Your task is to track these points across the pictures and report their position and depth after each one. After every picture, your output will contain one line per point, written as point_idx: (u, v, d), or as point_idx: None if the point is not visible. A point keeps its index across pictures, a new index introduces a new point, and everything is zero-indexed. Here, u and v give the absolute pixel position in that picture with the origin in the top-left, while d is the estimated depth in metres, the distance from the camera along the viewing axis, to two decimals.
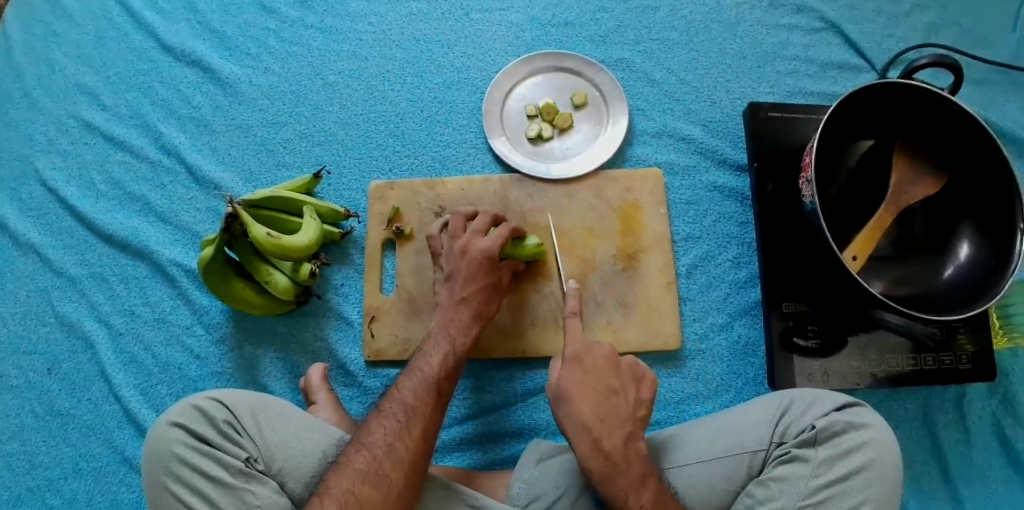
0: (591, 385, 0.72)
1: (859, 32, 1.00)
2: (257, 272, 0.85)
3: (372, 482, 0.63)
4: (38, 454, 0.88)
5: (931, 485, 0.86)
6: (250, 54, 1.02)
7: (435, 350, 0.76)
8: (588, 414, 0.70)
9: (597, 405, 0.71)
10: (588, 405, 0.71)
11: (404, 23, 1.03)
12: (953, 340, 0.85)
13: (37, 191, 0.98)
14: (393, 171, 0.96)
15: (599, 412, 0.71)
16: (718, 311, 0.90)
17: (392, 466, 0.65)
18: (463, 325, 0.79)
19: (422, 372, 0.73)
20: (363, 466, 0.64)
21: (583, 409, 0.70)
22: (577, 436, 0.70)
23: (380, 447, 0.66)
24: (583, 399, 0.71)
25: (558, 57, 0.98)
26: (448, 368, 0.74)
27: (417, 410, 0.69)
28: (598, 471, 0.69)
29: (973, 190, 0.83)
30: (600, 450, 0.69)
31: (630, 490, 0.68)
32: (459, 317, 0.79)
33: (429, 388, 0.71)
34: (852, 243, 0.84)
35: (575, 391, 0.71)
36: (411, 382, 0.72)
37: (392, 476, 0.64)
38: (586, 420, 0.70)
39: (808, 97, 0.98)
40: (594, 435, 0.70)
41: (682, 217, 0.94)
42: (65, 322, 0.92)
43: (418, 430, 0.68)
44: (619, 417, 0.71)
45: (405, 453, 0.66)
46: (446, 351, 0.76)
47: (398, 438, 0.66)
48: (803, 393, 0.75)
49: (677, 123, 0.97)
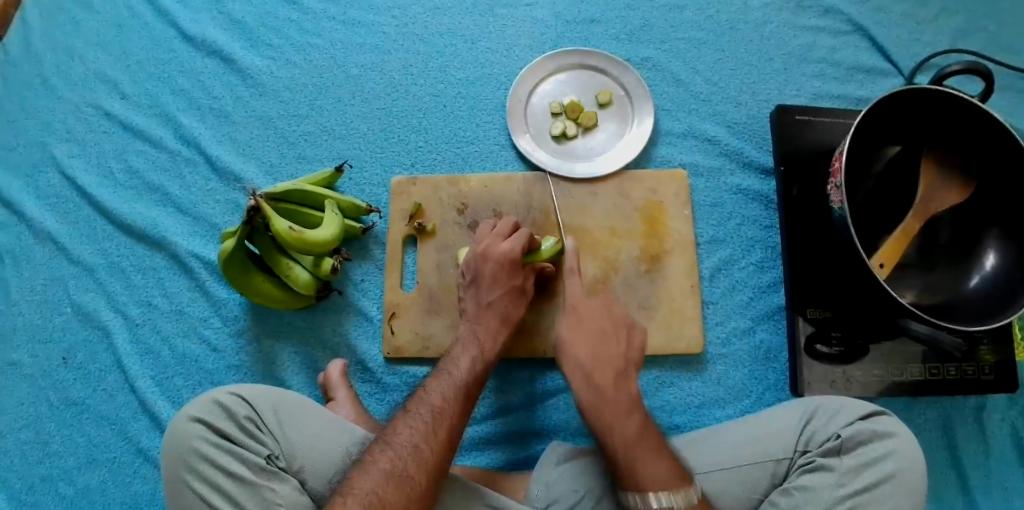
0: (586, 329, 0.76)
1: (888, 36, 0.99)
2: (278, 265, 0.84)
3: (397, 484, 0.62)
4: (52, 443, 0.88)
5: (951, 496, 0.85)
6: (271, 45, 1.01)
7: (467, 355, 0.76)
8: (582, 353, 0.74)
9: (591, 344, 0.75)
10: (582, 345, 0.75)
11: (428, 16, 1.02)
12: (975, 350, 0.85)
13: (54, 179, 0.97)
14: (415, 166, 0.95)
15: (593, 351, 0.74)
16: (741, 315, 0.89)
17: (415, 467, 0.64)
18: (492, 329, 0.78)
19: (453, 375, 0.73)
20: (387, 467, 0.63)
21: (577, 348, 0.74)
22: (575, 375, 0.73)
23: (406, 447, 0.65)
24: (577, 339, 0.75)
25: (584, 55, 0.97)
26: (478, 373, 0.74)
27: (449, 414, 0.69)
28: (593, 400, 0.71)
29: (1001, 200, 0.82)
30: (593, 384, 0.72)
31: (616, 418, 0.70)
32: (489, 319, 0.79)
33: (458, 391, 0.71)
34: (880, 251, 0.83)
35: (569, 332, 0.76)
36: (441, 385, 0.72)
37: (415, 478, 0.63)
38: (580, 357, 0.74)
39: (834, 101, 0.97)
40: (586, 368, 0.73)
41: (706, 219, 0.93)
42: (82, 312, 0.92)
43: (444, 433, 0.67)
44: (611, 355, 0.74)
45: (431, 457, 0.65)
46: (477, 355, 0.76)
47: (424, 438, 0.66)
48: (828, 400, 0.74)
49: (703, 124, 0.96)
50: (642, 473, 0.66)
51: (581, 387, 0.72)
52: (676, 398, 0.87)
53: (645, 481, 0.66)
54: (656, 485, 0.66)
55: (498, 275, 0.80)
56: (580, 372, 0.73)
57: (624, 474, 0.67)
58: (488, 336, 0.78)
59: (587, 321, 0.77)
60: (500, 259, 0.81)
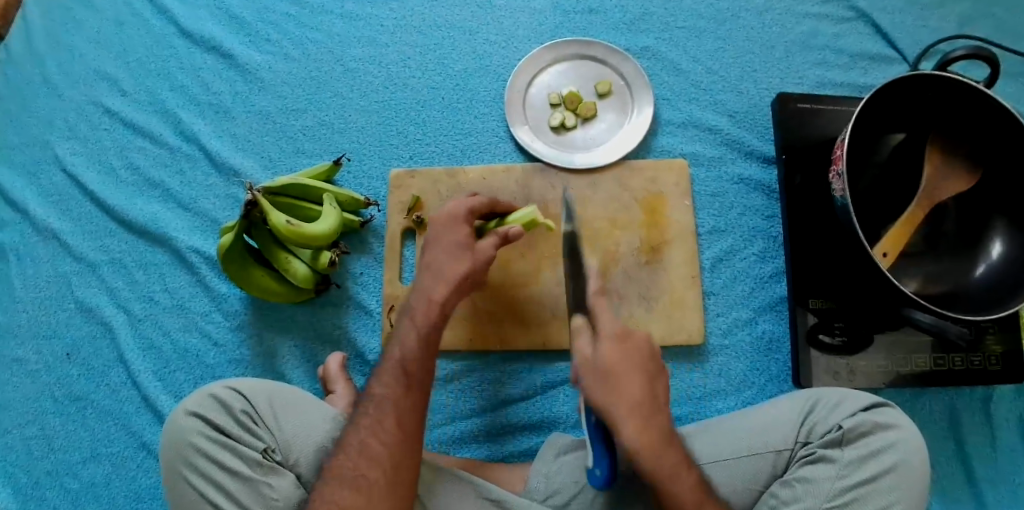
0: (633, 367, 0.66)
1: (892, 23, 0.97)
2: (276, 259, 0.84)
3: (353, 487, 0.62)
4: (57, 437, 0.89)
5: (957, 488, 0.84)
6: (270, 40, 1.01)
7: (409, 333, 0.69)
8: (635, 396, 0.65)
9: (634, 382, 0.65)
10: (613, 382, 0.64)
11: (426, 8, 1.01)
12: (982, 340, 0.84)
13: (57, 176, 0.98)
14: (413, 159, 0.95)
15: (642, 390, 0.65)
16: (743, 306, 0.89)
17: (366, 466, 0.63)
18: (441, 304, 0.70)
19: (394, 358, 0.68)
20: (341, 471, 0.63)
21: (628, 391, 0.64)
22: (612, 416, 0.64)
23: (354, 445, 0.64)
24: (613, 372, 0.65)
25: (583, 45, 0.96)
26: (424, 350, 0.68)
27: (395, 403, 0.65)
28: (639, 451, 0.64)
29: (1006, 187, 0.81)
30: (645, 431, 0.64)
31: (671, 475, 0.64)
32: (439, 292, 0.70)
33: (399, 375, 0.67)
34: (884, 239, 0.81)
35: (601, 366, 0.65)
36: (385, 373, 0.68)
37: (370, 477, 0.62)
38: (633, 402, 0.64)
39: (837, 88, 0.96)
40: (632, 409, 0.64)
41: (707, 209, 0.92)
42: (84, 308, 0.92)
43: (391, 423, 0.64)
44: (657, 399, 0.66)
45: (383, 454, 0.63)
46: (419, 331, 0.69)
47: (372, 434, 0.64)
48: (830, 392, 0.73)
49: (704, 113, 0.95)
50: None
51: (627, 433, 0.64)
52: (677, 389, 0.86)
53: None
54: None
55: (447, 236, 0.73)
56: (624, 416, 0.64)
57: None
58: (434, 314, 0.70)
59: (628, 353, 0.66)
60: (457, 220, 0.74)
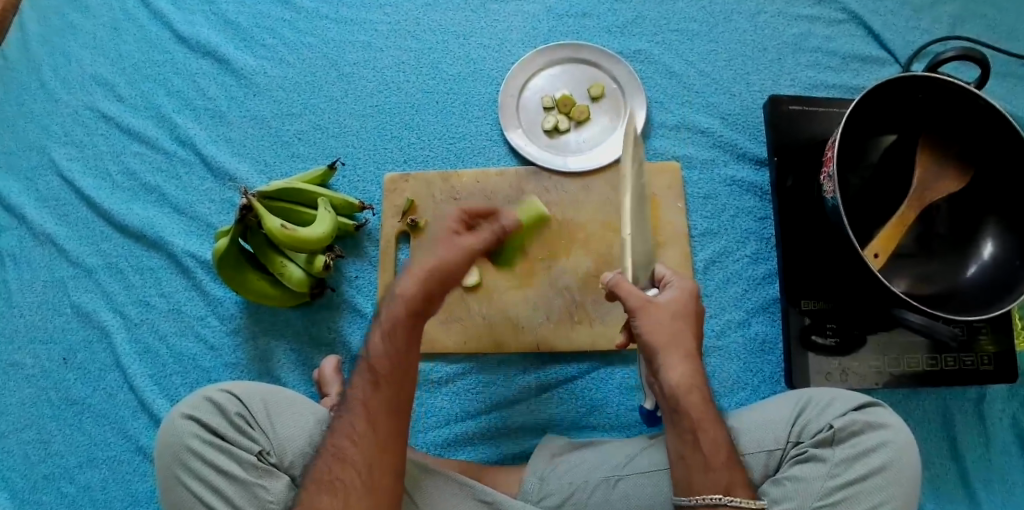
0: (683, 319, 0.66)
1: (883, 25, 0.98)
2: (271, 263, 0.84)
3: (329, 490, 0.62)
4: (54, 442, 0.89)
5: (950, 488, 0.84)
6: (265, 45, 1.01)
7: (374, 331, 0.67)
8: (669, 332, 0.65)
9: (688, 329, 0.66)
10: (669, 329, 0.65)
11: (420, 13, 1.01)
12: (975, 340, 0.84)
13: (53, 182, 0.98)
14: (407, 163, 0.96)
15: (693, 336, 0.66)
16: (736, 308, 0.89)
17: (341, 470, 0.63)
18: (405, 298, 0.65)
19: (364, 357, 0.67)
20: (319, 475, 0.64)
21: (673, 327, 0.65)
22: (660, 356, 0.64)
23: (329, 449, 0.64)
24: (673, 318, 0.65)
25: (575, 48, 0.96)
26: (391, 350, 0.65)
27: (367, 405, 0.65)
28: (682, 395, 0.63)
29: (996, 187, 0.81)
30: (694, 374, 0.64)
31: (711, 423, 0.64)
32: (403, 286, 0.66)
33: (367, 374, 0.66)
34: (875, 239, 0.81)
35: (662, 310, 0.65)
36: (357, 373, 0.67)
37: (346, 480, 0.63)
38: (674, 337, 0.65)
39: (829, 90, 0.96)
40: (684, 355, 0.64)
41: (700, 211, 0.92)
42: (81, 313, 0.93)
43: (363, 425, 0.64)
44: (687, 341, 0.65)
45: (357, 457, 0.63)
46: (380, 328, 0.66)
47: (345, 437, 0.64)
48: (821, 392, 0.74)
49: (696, 116, 0.96)
50: (707, 482, 0.62)
51: (677, 375, 0.64)
52: None
53: (713, 488, 0.62)
54: (723, 491, 0.61)
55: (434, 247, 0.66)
56: (679, 360, 0.64)
57: (698, 478, 0.62)
58: (404, 313, 0.66)
59: (687, 301, 0.67)
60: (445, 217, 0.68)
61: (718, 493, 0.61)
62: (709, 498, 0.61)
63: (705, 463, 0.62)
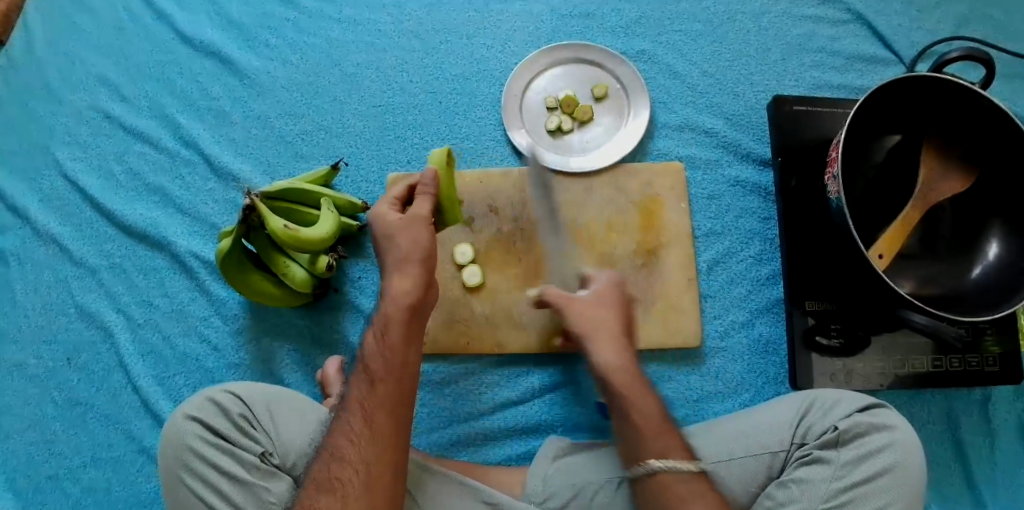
0: (609, 309, 0.72)
1: (888, 25, 0.98)
2: (275, 263, 0.84)
3: (328, 490, 0.61)
4: (58, 441, 0.89)
5: (954, 489, 0.84)
6: (268, 45, 1.01)
7: (370, 333, 0.69)
8: (594, 316, 0.71)
9: (614, 314, 0.72)
10: (594, 317, 0.71)
11: (423, 13, 1.01)
12: (979, 342, 0.83)
13: (57, 182, 0.98)
14: (410, 163, 0.96)
15: (618, 321, 0.71)
16: (740, 308, 0.89)
17: (339, 469, 0.62)
18: (396, 298, 0.69)
19: (360, 360, 0.68)
20: (318, 476, 0.63)
21: (601, 314, 0.71)
22: (587, 340, 0.70)
23: (328, 450, 0.64)
24: (597, 306, 0.72)
25: (578, 48, 0.96)
26: (386, 347, 0.67)
27: (364, 403, 0.65)
28: (612, 373, 0.68)
29: (1001, 188, 0.81)
30: (623, 356, 0.69)
31: (643, 396, 0.68)
32: (398, 285, 0.69)
33: (363, 375, 0.67)
34: (880, 240, 0.81)
35: (590, 299, 0.72)
36: (354, 376, 0.68)
37: (344, 479, 0.62)
38: (600, 322, 0.71)
39: (834, 91, 0.96)
40: (612, 338, 0.70)
41: (704, 212, 0.92)
42: (85, 313, 0.93)
43: (360, 423, 0.64)
44: (612, 324, 0.71)
45: (355, 456, 0.62)
46: (374, 329, 0.69)
47: (343, 436, 0.64)
48: (825, 393, 0.74)
49: (700, 116, 0.96)
50: (645, 451, 0.65)
51: (608, 357, 0.69)
52: (674, 393, 0.86)
53: (653, 456, 0.65)
54: (656, 456, 0.64)
55: (398, 242, 0.71)
56: (606, 342, 0.70)
57: (635, 449, 0.66)
58: (401, 311, 0.68)
59: (612, 291, 0.73)
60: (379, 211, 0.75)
61: (657, 461, 0.64)
62: (648, 465, 0.64)
63: (643, 433, 0.66)
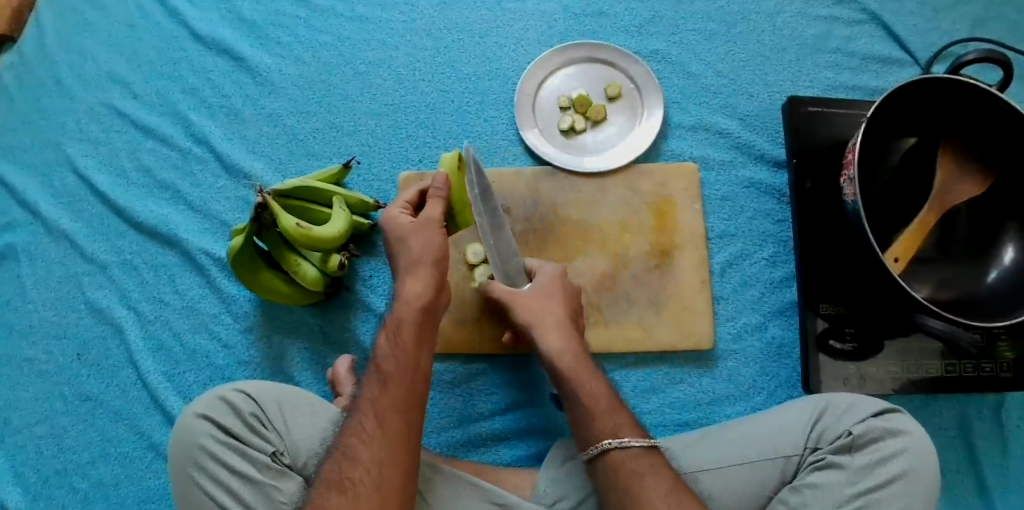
0: (553, 301, 0.78)
1: (904, 26, 0.97)
2: (286, 261, 0.84)
3: (339, 490, 0.60)
4: (67, 437, 0.89)
5: (967, 494, 0.84)
6: (280, 42, 1.01)
7: (382, 336, 0.70)
8: (541, 306, 0.77)
9: (561, 306, 0.78)
10: (541, 307, 0.77)
11: (435, 12, 1.01)
12: (993, 347, 0.82)
13: (69, 178, 0.98)
14: (422, 162, 0.95)
15: (563, 311, 0.78)
16: (753, 311, 0.88)
17: (350, 469, 0.61)
18: (408, 302, 0.71)
19: (375, 362, 0.69)
20: (329, 476, 0.61)
21: (550, 306, 0.77)
22: (534, 331, 0.75)
23: (340, 449, 0.63)
24: (542, 297, 0.78)
25: (592, 47, 0.96)
26: (398, 348, 0.68)
27: (377, 404, 0.65)
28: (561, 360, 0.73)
29: (1017, 192, 0.79)
30: (568, 342, 0.75)
31: (588, 379, 0.72)
32: (411, 288, 0.72)
33: (376, 377, 0.67)
34: (896, 244, 0.82)
35: (537, 291, 0.78)
36: (367, 377, 0.68)
37: (355, 479, 0.60)
38: (548, 312, 0.77)
39: (849, 92, 0.95)
40: (559, 326, 0.76)
41: (717, 213, 0.92)
42: (95, 309, 0.93)
43: (372, 423, 0.64)
44: (556, 312, 0.77)
45: (367, 456, 0.62)
46: (386, 332, 0.70)
47: (356, 435, 0.63)
48: (839, 398, 0.73)
49: (715, 117, 0.95)
50: (599, 431, 0.68)
51: (555, 345, 0.74)
52: (685, 395, 0.86)
53: (607, 435, 0.68)
54: (609, 435, 0.68)
55: (410, 244, 0.74)
56: (553, 330, 0.75)
57: (587, 430, 0.69)
58: (414, 312, 0.70)
59: (557, 283, 0.80)
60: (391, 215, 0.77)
61: (611, 439, 0.67)
62: (603, 443, 0.67)
63: (592, 413, 0.70)
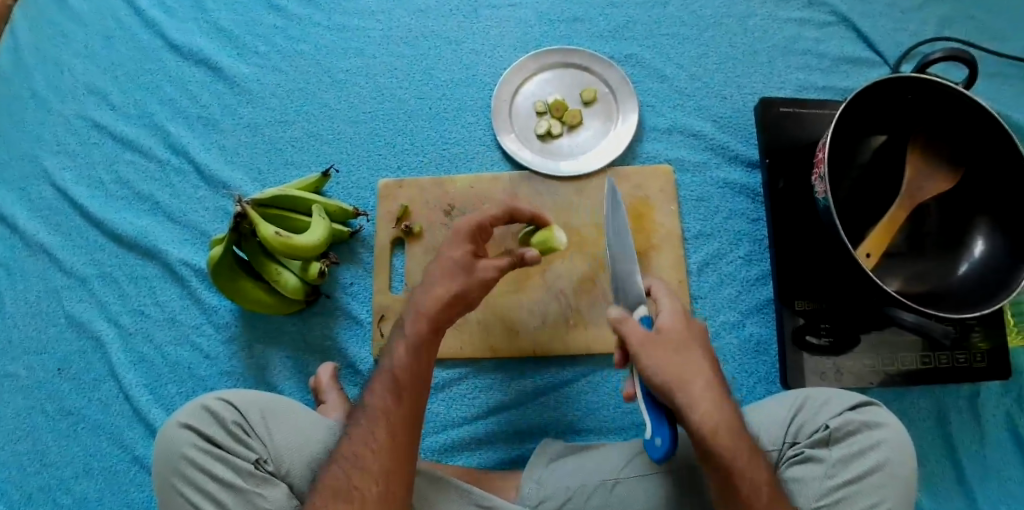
0: (687, 349, 0.61)
1: (873, 27, 0.99)
2: (265, 270, 0.84)
3: (347, 499, 0.61)
4: (49, 453, 0.89)
5: (945, 485, 0.85)
6: (258, 52, 1.01)
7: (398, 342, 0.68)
8: (679, 365, 0.60)
9: (698, 356, 0.62)
10: (678, 363, 0.60)
11: (413, 20, 1.02)
12: (967, 338, 0.84)
13: (46, 191, 0.98)
14: (401, 169, 0.96)
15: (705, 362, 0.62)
16: (730, 309, 0.90)
17: (359, 478, 0.62)
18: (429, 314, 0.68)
19: (386, 369, 0.67)
20: (335, 484, 0.62)
21: (685, 362, 0.61)
22: (677, 395, 0.59)
23: (347, 458, 0.63)
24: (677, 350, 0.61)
25: (567, 53, 0.97)
26: (415, 360, 0.67)
27: (388, 415, 0.64)
28: (716, 438, 0.59)
29: (986, 187, 0.82)
30: (720, 412, 0.60)
31: (744, 456, 0.60)
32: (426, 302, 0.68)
33: (390, 386, 0.66)
34: (867, 240, 0.83)
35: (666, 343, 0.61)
36: (376, 384, 0.67)
37: (363, 489, 0.61)
38: (686, 373, 0.60)
39: (819, 92, 0.97)
40: (709, 394, 0.60)
41: (693, 214, 0.93)
42: (75, 323, 0.92)
43: (383, 434, 0.64)
44: (697, 368, 0.61)
45: (375, 466, 0.62)
46: (407, 340, 0.67)
47: (364, 445, 0.63)
48: (817, 391, 0.74)
49: (689, 119, 0.97)
50: None
51: (707, 418, 0.59)
52: None
53: None
54: None
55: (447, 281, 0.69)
56: (702, 400, 0.59)
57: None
58: (427, 325, 0.68)
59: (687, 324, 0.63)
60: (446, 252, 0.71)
61: None
62: None
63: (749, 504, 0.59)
